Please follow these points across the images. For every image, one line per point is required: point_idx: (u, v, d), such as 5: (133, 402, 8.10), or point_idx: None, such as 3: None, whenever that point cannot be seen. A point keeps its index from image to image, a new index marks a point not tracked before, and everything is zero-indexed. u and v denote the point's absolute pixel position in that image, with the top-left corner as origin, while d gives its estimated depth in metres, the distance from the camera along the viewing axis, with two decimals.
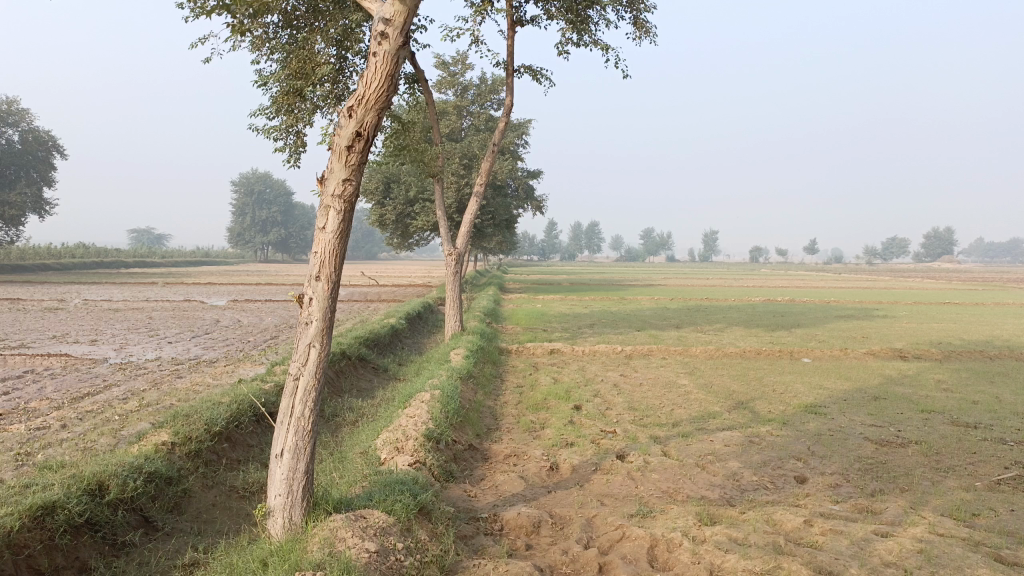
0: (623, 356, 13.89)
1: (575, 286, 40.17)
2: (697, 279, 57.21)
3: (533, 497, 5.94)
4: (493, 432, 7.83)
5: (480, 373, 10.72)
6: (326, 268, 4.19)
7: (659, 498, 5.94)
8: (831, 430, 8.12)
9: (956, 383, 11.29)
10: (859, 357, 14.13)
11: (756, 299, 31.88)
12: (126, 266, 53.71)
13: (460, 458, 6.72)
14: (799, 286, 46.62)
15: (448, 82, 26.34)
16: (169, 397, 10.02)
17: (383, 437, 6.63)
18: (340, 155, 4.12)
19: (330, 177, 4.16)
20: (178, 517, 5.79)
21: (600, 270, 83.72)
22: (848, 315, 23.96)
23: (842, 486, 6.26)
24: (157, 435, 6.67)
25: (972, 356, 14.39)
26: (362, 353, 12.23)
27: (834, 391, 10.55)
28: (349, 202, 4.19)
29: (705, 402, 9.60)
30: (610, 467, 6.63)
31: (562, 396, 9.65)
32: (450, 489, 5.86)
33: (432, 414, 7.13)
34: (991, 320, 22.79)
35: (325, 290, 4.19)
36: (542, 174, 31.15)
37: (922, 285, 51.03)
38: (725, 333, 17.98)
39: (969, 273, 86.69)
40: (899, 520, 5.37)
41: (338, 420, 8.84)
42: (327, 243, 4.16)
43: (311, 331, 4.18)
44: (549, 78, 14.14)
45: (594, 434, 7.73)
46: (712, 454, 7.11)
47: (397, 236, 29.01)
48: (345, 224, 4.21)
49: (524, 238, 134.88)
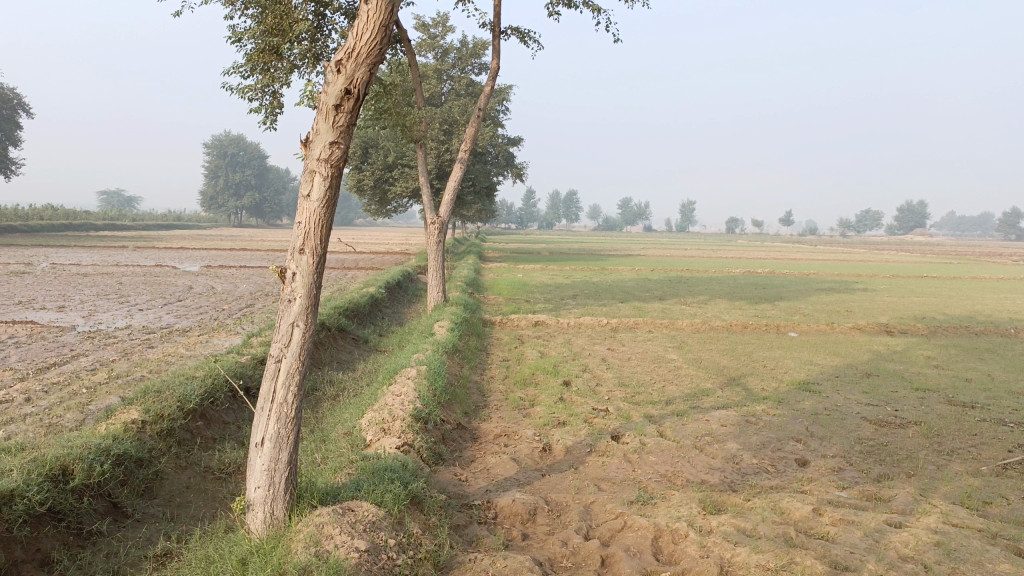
0: (609, 328, 13.66)
1: (554, 256, 39.88)
2: (675, 249, 57.33)
3: (527, 480, 5.65)
4: (482, 409, 7.53)
5: (465, 347, 10.40)
6: (311, 241, 3.81)
7: (658, 483, 5.68)
8: (826, 409, 7.92)
9: (945, 360, 11.17)
10: (845, 332, 13.99)
11: (735, 271, 31.77)
12: (95, 229, 52.56)
13: (448, 439, 6.41)
14: (776, 258, 46.74)
15: (429, 45, 25.69)
16: (140, 369, 9.60)
17: (368, 417, 6.29)
18: (327, 115, 3.72)
19: (316, 140, 3.76)
20: (149, 501, 5.47)
21: (578, 239, 83.44)
22: (830, 288, 23.91)
23: (846, 470, 6.05)
24: (126, 413, 6.28)
25: (958, 331, 14.32)
26: (342, 324, 11.88)
27: (824, 367, 10.38)
28: (337, 167, 3.80)
29: (697, 378, 9.37)
30: (606, 449, 6.36)
31: (550, 371, 9.37)
32: (439, 473, 5.55)
33: (419, 392, 6.79)
34: (970, 294, 22.85)
35: (310, 265, 3.82)
36: (523, 141, 30.66)
37: (896, 258, 51.61)
38: (710, 305, 17.82)
39: (942, 247, 88.02)
40: (910, 509, 5.16)
41: (318, 396, 8.51)
42: (313, 213, 3.78)
43: (294, 310, 3.82)
44: (538, 40, 13.57)
45: (586, 412, 7.45)
46: (709, 435, 6.84)
47: (374, 203, 28.39)
48: (333, 192, 3.83)
49: (503, 206, 134.32)
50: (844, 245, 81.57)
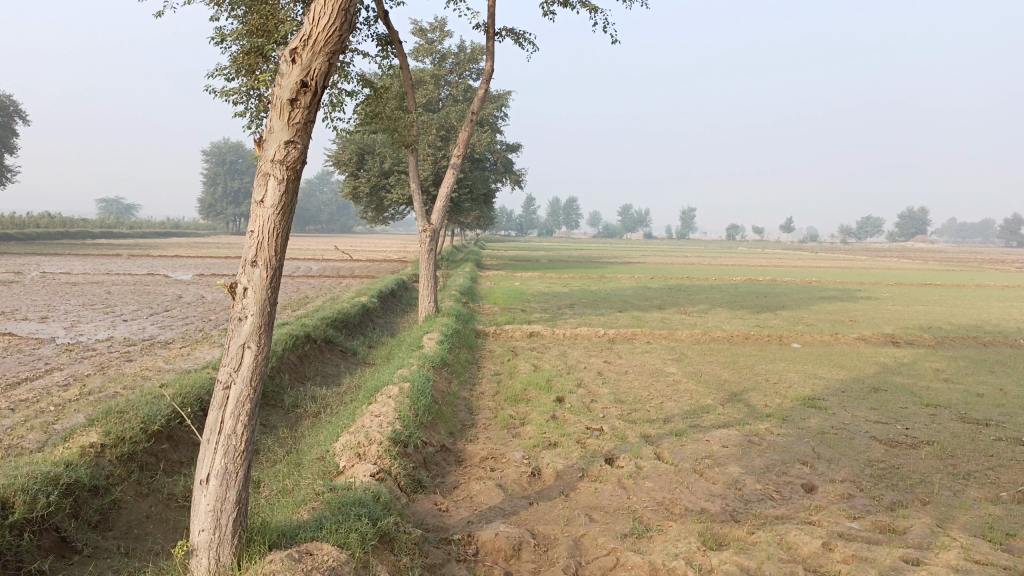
0: (606, 339, 13.24)
1: (553, 264, 39.48)
2: (674, 257, 56.93)
3: (513, 510, 5.23)
4: (469, 429, 7.11)
5: (455, 360, 9.97)
6: (265, 252, 3.40)
7: (655, 513, 5.25)
8: (834, 427, 7.50)
9: (956, 373, 10.74)
10: (850, 343, 13.56)
11: (736, 279, 31.30)
12: (92, 237, 52.17)
13: (430, 463, 6.00)
14: (777, 266, 46.35)
15: (425, 50, 25.35)
16: (115, 384, 9.18)
17: (344, 440, 5.87)
18: (282, 111, 3.32)
19: (270, 139, 3.36)
20: (103, 534, 5.06)
21: (578, 246, 83.14)
22: (833, 296, 23.47)
23: (857, 497, 5.63)
24: (85, 435, 5.87)
25: (966, 342, 13.90)
26: (330, 336, 11.47)
27: (830, 381, 9.95)
28: (293, 169, 3.40)
29: (697, 393, 8.95)
30: (599, 474, 5.94)
31: (543, 386, 8.95)
32: (417, 503, 5.14)
33: (400, 412, 6.38)
34: (976, 303, 22.42)
35: (263, 279, 3.41)
36: (521, 148, 30.28)
37: (898, 265, 51.24)
38: (710, 315, 17.40)
39: (943, 254, 87.66)
40: (929, 543, 4.73)
41: (298, 414, 8.09)
42: (267, 221, 3.37)
43: (246, 329, 3.41)
44: (533, 42, 13.22)
45: (579, 432, 7.02)
46: (709, 458, 6.41)
47: (370, 210, 28.00)
48: (290, 197, 3.42)
49: (502, 213, 133.97)
50: (845, 252, 81.16)
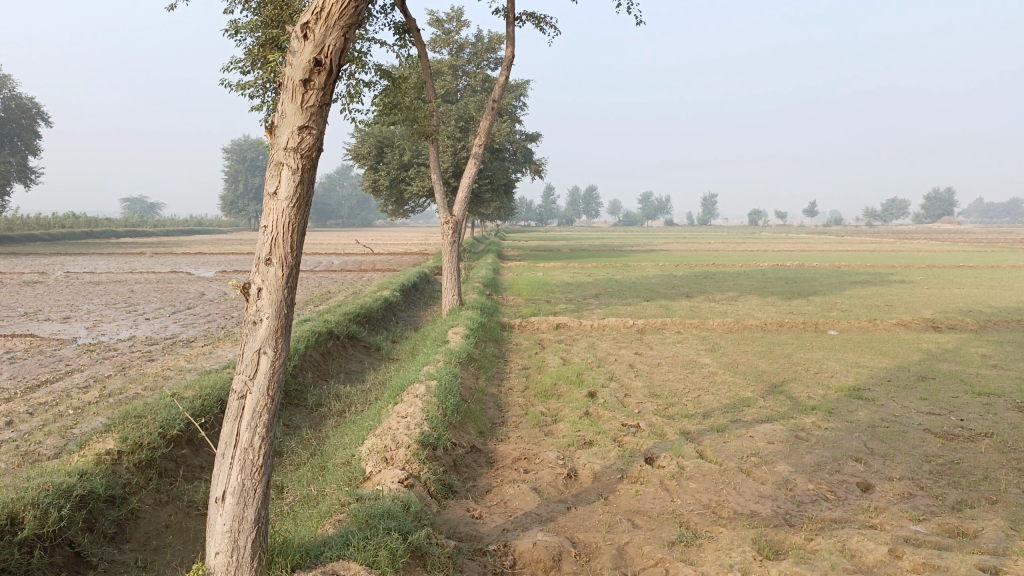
0: (635, 330, 12.87)
1: (575, 253, 39.08)
2: (695, 244, 56.25)
3: (550, 516, 4.90)
4: (499, 428, 6.80)
5: (481, 355, 9.67)
6: (280, 249, 3.10)
7: (702, 517, 4.91)
8: (884, 420, 7.10)
9: (1005, 359, 10.25)
10: (890, 329, 13.06)
11: (763, 264, 30.72)
12: (116, 236, 52.44)
13: (461, 466, 5.70)
14: (804, 250, 45.64)
15: (443, 40, 25.03)
16: (136, 385, 8.98)
17: (369, 443, 5.59)
18: (294, 94, 3.00)
19: (282, 125, 3.04)
20: (120, 547, 4.83)
21: (599, 236, 82.63)
22: (864, 281, 22.87)
23: (918, 496, 5.25)
24: (101, 441, 5.64)
25: (1011, 326, 13.35)
26: (352, 332, 11.22)
27: (874, 370, 9.52)
28: (308, 157, 3.08)
29: (735, 385, 8.57)
30: (640, 475, 5.60)
31: (573, 380, 8.62)
32: (449, 510, 4.84)
33: (428, 413, 6.08)
34: (1014, 285, 21.73)
35: (279, 277, 3.11)
36: (541, 137, 29.88)
37: (926, 247, 50.31)
38: (740, 302, 16.96)
39: (971, 235, 86.12)
40: (1004, 548, 4.34)
41: (321, 413, 7.84)
42: (282, 215, 3.07)
43: (261, 334, 3.11)
44: (554, 26, 12.84)
45: (614, 429, 6.68)
46: (755, 456, 6.05)
47: (391, 203, 27.74)
48: (306, 188, 3.11)
49: (522, 202, 133.56)
50: (873, 235, 79.80)
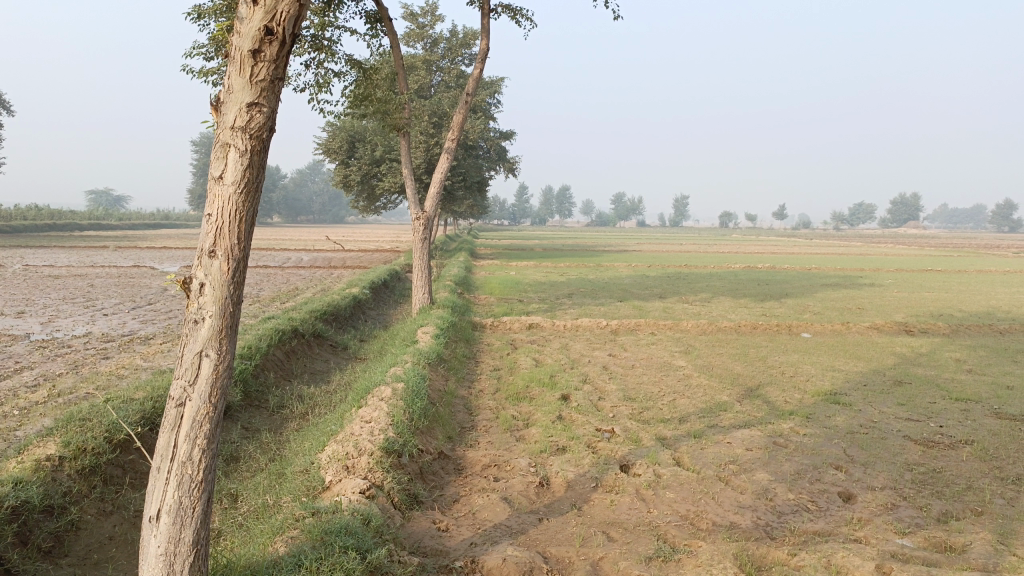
0: (609, 331, 12.66)
1: (547, 253, 38.86)
2: (667, 244, 56.32)
3: (520, 529, 4.63)
4: (468, 433, 6.52)
5: (451, 356, 9.38)
6: (225, 239, 2.78)
7: (680, 529, 4.68)
8: (863, 426, 6.95)
9: (979, 363, 10.20)
10: (863, 332, 13.01)
11: (736, 266, 30.76)
12: (79, 229, 51.20)
13: (427, 474, 5.41)
14: (774, 252, 45.79)
15: (417, 34, 24.67)
16: (87, 385, 8.55)
17: (330, 450, 5.27)
18: (243, 66, 2.69)
19: (228, 101, 2.73)
20: (57, 561, 4.47)
21: (572, 235, 82.63)
22: (835, 284, 22.90)
23: (902, 507, 5.08)
24: (41, 446, 5.26)
25: (982, 330, 13.36)
26: (319, 330, 10.86)
27: (849, 374, 9.39)
28: (258, 138, 2.78)
29: (711, 389, 8.37)
30: (615, 484, 5.34)
31: (546, 382, 8.37)
32: (414, 522, 4.56)
33: (394, 417, 5.78)
34: (982, 289, 21.92)
35: (224, 271, 2.79)
36: (515, 135, 29.62)
37: (892, 251, 50.89)
38: (713, 304, 16.84)
39: (937, 240, 87.49)
40: (995, 565, 4.16)
41: (283, 416, 7.51)
42: (228, 202, 2.75)
43: (203, 334, 2.80)
44: (530, 19, 12.56)
45: (588, 435, 6.43)
46: (734, 463, 5.84)
47: (362, 199, 27.27)
48: (255, 172, 2.80)
49: (495, 201, 133.13)
50: (842, 238, 80.78)
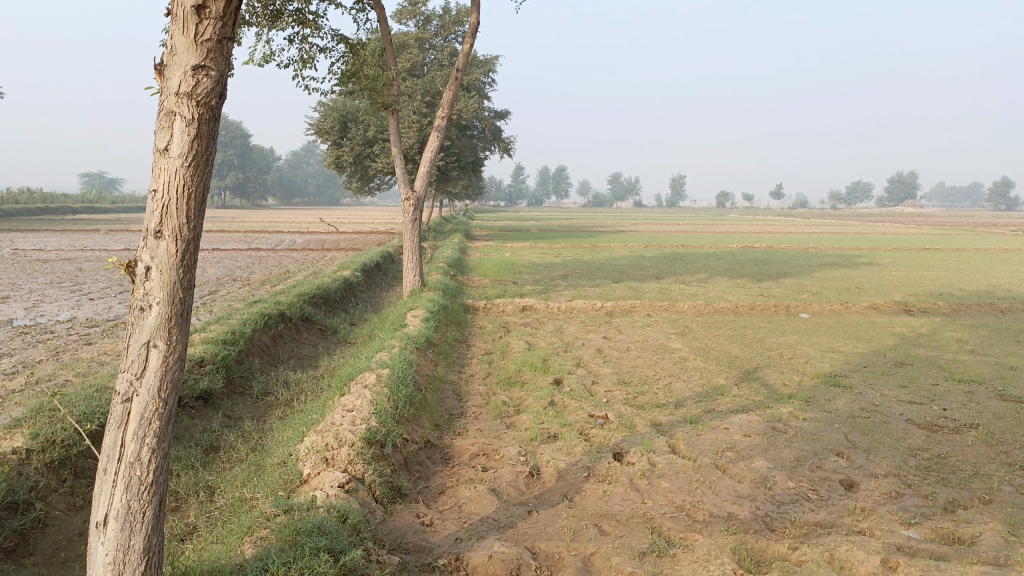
0: (604, 312, 12.45)
1: (544, 234, 38.54)
2: (664, 224, 55.94)
3: (508, 522, 4.41)
4: (456, 420, 6.30)
5: (442, 340, 9.15)
6: (172, 218, 2.57)
7: (675, 521, 4.47)
8: (864, 409, 6.74)
9: (981, 343, 10.00)
10: (862, 312, 12.80)
11: (733, 246, 30.49)
12: (73, 212, 50.59)
13: (412, 464, 5.21)
14: (772, 232, 45.46)
15: (409, 12, 24.23)
16: (67, 372, 8.31)
17: (309, 441, 5.05)
18: (185, 24, 2.50)
19: (171, 64, 2.53)
20: (22, 561, 4.26)
21: (568, 215, 82.32)
22: (832, 263, 22.67)
23: (906, 496, 4.87)
24: (9, 437, 5.03)
25: (983, 309, 13.15)
26: (307, 314, 10.62)
27: (849, 355, 9.19)
28: (206, 105, 2.58)
29: (707, 371, 8.16)
30: (608, 474, 5.13)
31: (538, 366, 8.15)
32: (396, 516, 4.35)
33: (378, 406, 5.56)
34: (981, 267, 21.70)
35: (171, 254, 2.58)
36: (509, 114, 29.23)
37: (889, 230, 50.61)
38: (711, 284, 16.61)
39: (934, 219, 87.24)
40: (1006, 558, 3.95)
41: (267, 403, 7.28)
42: (174, 176, 2.54)
43: (150, 323, 2.60)
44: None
45: (581, 421, 6.22)
46: (732, 450, 5.63)
47: (355, 180, 26.92)
48: (204, 143, 2.59)
49: (491, 182, 132.29)
50: (839, 216, 80.53)
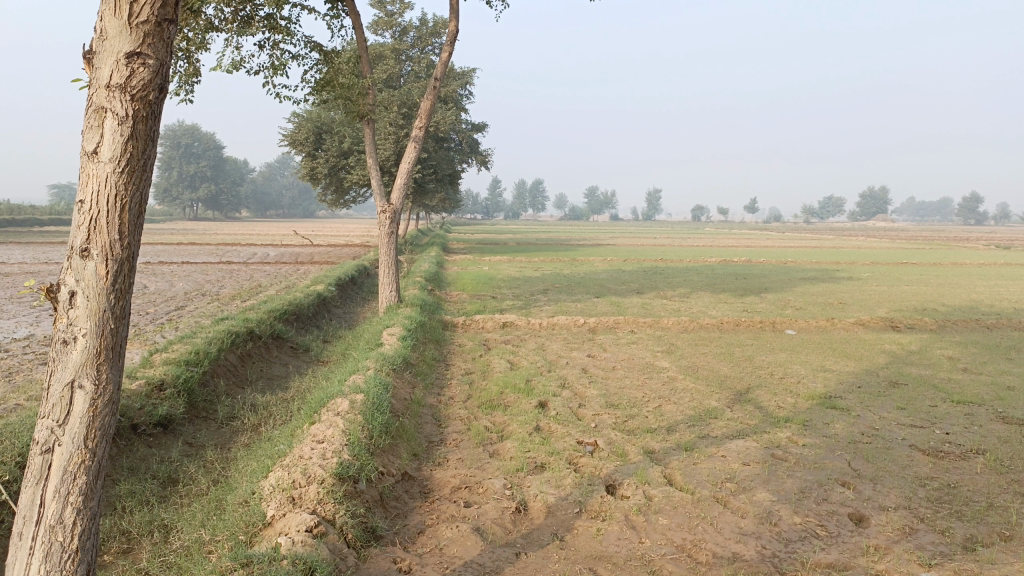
0: (586, 329, 12.08)
1: (521, 247, 38.17)
2: (641, 238, 55.72)
3: (494, 567, 4.00)
4: (436, 449, 5.88)
5: (420, 359, 8.71)
6: (101, 235, 2.28)
7: (677, 564, 4.10)
8: (864, 434, 6.43)
9: (972, 361, 9.77)
10: (848, 328, 12.55)
11: (712, 260, 30.35)
12: (40, 225, 49.28)
13: (388, 500, 4.79)
14: (747, 246, 45.56)
15: (386, 23, 23.90)
16: (17, 395, 7.74)
17: (275, 477, 4.62)
18: (118, 5, 2.23)
19: (102, 53, 2.27)
20: None
21: (544, 229, 82.11)
22: (812, 277, 22.52)
23: (921, 531, 4.54)
24: None
25: (969, 325, 12.97)
26: (278, 331, 10.14)
27: (841, 374, 8.90)
28: (144, 100, 2.30)
29: (698, 393, 7.81)
30: (601, 510, 4.75)
31: (521, 387, 7.75)
32: (370, 562, 3.93)
33: (352, 435, 5.14)
34: (960, 283, 21.66)
35: (101, 275, 2.29)
36: (487, 128, 28.93)
37: (864, 245, 51.01)
38: (693, 299, 16.32)
39: (905, 234, 88.39)
40: None
41: (233, 428, 6.80)
42: (104, 183, 2.25)
43: (75, 359, 2.29)
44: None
45: (569, 449, 5.82)
46: (731, 481, 5.27)
47: (330, 192, 26.40)
48: (140, 145, 2.31)
49: (467, 196, 131.86)
50: (812, 231, 81.17)
